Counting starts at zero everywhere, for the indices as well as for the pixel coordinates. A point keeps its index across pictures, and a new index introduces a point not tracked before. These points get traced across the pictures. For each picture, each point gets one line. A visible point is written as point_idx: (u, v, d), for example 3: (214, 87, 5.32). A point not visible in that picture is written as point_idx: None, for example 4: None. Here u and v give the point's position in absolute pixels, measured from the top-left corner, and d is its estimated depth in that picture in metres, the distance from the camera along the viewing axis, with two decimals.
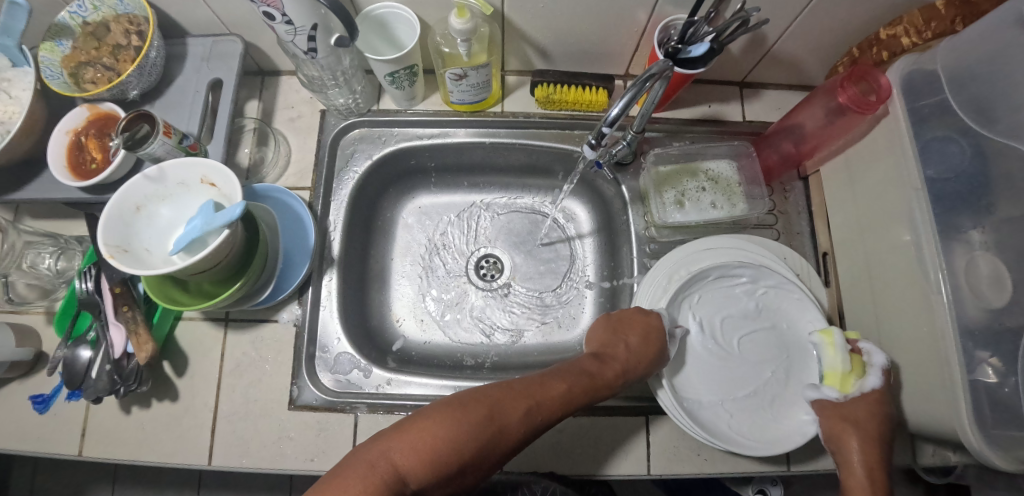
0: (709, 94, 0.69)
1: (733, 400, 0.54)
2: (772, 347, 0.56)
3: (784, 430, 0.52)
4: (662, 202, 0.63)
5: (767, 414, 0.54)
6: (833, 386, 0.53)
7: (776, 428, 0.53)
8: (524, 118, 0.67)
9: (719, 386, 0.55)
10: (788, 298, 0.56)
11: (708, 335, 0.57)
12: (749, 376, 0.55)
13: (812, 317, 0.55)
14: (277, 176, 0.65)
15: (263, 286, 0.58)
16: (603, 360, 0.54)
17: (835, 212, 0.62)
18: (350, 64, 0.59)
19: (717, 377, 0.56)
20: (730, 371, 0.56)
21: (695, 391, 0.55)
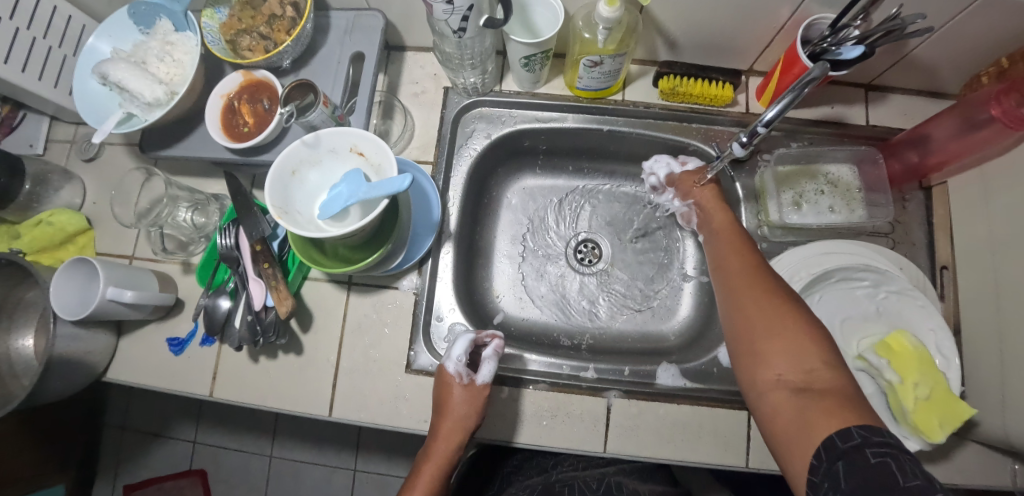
0: (834, 94, 0.68)
1: None
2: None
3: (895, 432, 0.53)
4: (779, 202, 0.63)
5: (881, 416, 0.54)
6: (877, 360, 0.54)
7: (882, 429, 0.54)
8: (643, 107, 0.67)
9: None
10: (909, 305, 0.56)
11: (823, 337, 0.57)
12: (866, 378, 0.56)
13: (935, 326, 0.55)
14: (401, 149, 0.67)
15: (394, 254, 0.61)
16: (429, 447, 0.58)
17: (964, 226, 0.61)
18: (486, 46, 0.61)
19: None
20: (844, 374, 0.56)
21: None
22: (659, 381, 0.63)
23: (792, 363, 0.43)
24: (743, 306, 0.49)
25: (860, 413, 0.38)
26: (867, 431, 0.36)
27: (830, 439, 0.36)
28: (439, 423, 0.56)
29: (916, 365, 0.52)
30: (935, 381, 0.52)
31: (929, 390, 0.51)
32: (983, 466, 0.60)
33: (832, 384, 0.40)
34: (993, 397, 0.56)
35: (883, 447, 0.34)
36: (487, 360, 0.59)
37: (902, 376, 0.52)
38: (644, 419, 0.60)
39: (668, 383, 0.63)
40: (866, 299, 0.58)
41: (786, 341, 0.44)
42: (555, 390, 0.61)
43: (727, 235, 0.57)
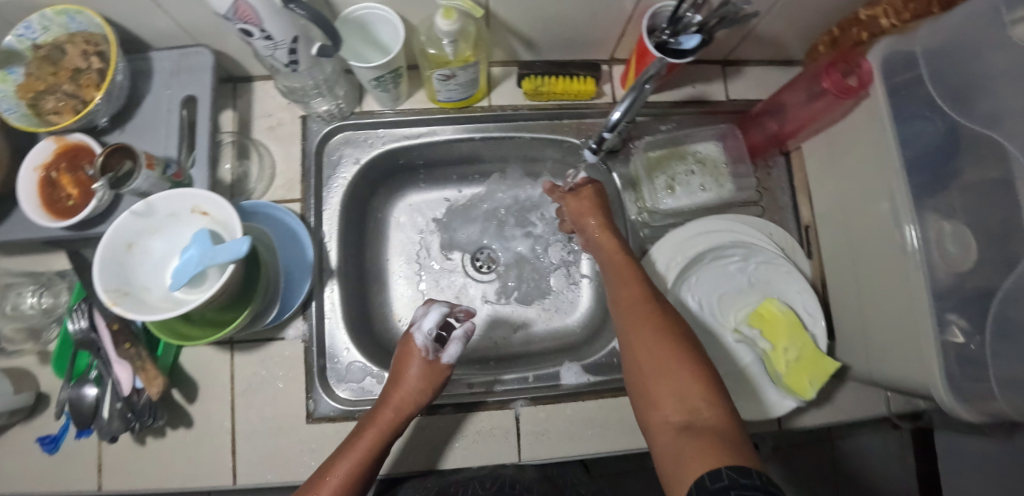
0: (693, 75, 0.69)
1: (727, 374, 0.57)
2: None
3: (776, 394, 0.56)
4: (653, 188, 0.64)
5: (762, 380, 0.57)
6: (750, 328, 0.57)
7: (760, 398, 0.56)
8: (512, 111, 0.66)
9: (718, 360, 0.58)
10: (777, 272, 0.60)
11: (706, 317, 0.59)
12: (746, 347, 0.58)
13: (801, 289, 0.59)
14: (264, 191, 0.63)
15: (268, 309, 0.58)
16: (375, 415, 0.54)
17: (819, 187, 0.65)
18: (332, 70, 0.57)
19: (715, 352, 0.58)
20: (725, 348, 0.59)
21: None
22: (563, 382, 0.64)
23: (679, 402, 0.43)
24: (634, 336, 0.49)
25: (732, 446, 0.38)
26: (736, 471, 0.35)
27: (702, 476, 0.36)
28: (391, 396, 0.55)
29: (784, 331, 0.55)
30: (801, 343, 0.55)
31: (797, 351, 0.54)
32: (863, 402, 0.66)
33: (712, 422, 0.40)
34: (857, 342, 0.61)
35: (749, 489, 0.33)
36: (454, 340, 0.59)
37: (773, 343, 0.56)
38: (553, 423, 0.61)
39: (572, 382, 0.64)
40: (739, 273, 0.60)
41: (670, 377, 0.44)
42: (461, 411, 0.61)
43: (615, 255, 0.57)
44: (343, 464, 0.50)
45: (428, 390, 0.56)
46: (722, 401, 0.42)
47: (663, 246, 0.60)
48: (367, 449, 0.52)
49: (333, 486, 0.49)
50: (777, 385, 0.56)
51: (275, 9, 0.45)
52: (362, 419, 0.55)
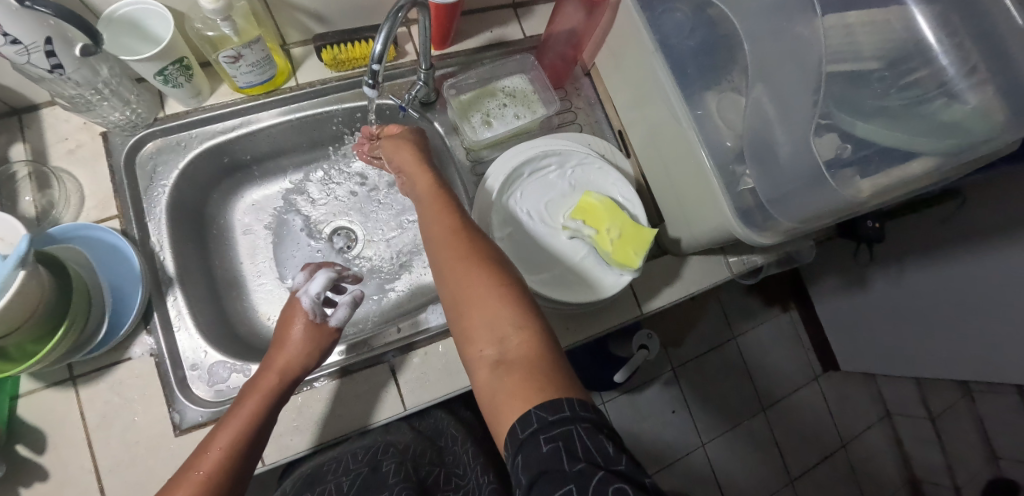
0: (488, 21, 0.74)
1: (571, 268, 0.62)
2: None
3: (612, 275, 0.61)
4: (471, 126, 0.69)
5: (598, 266, 0.62)
6: (576, 219, 0.62)
7: (597, 282, 0.61)
8: (320, 84, 0.68)
9: (557, 260, 0.62)
10: (591, 171, 0.65)
11: (539, 224, 0.63)
12: (580, 243, 0.63)
13: (615, 179, 0.64)
14: (76, 216, 0.60)
15: (96, 329, 0.56)
16: (257, 383, 0.53)
17: (617, 93, 0.72)
18: (109, 72, 0.56)
19: (553, 254, 0.62)
20: (562, 247, 0.63)
21: (533, 272, 0.61)
22: (431, 323, 0.67)
23: (495, 339, 0.43)
24: (454, 281, 0.48)
25: (537, 371, 0.40)
26: (546, 410, 0.36)
27: (514, 426, 0.37)
28: (275, 362, 0.55)
29: (604, 215, 0.60)
30: (620, 221, 0.59)
31: (618, 229, 0.59)
32: (706, 270, 0.74)
33: (519, 347, 0.42)
34: (679, 217, 0.68)
35: (555, 429, 0.35)
36: (342, 305, 0.61)
37: (596, 227, 0.60)
38: (431, 363, 0.63)
39: (439, 321, 0.67)
40: (559, 180, 0.65)
41: (486, 317, 0.44)
42: (336, 377, 0.61)
43: (434, 210, 0.55)
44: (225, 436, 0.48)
45: (313, 352, 0.57)
46: (531, 322, 0.44)
47: (493, 168, 0.64)
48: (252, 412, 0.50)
49: (218, 457, 0.46)
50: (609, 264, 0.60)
51: (14, 12, 0.44)
52: (241, 392, 0.52)
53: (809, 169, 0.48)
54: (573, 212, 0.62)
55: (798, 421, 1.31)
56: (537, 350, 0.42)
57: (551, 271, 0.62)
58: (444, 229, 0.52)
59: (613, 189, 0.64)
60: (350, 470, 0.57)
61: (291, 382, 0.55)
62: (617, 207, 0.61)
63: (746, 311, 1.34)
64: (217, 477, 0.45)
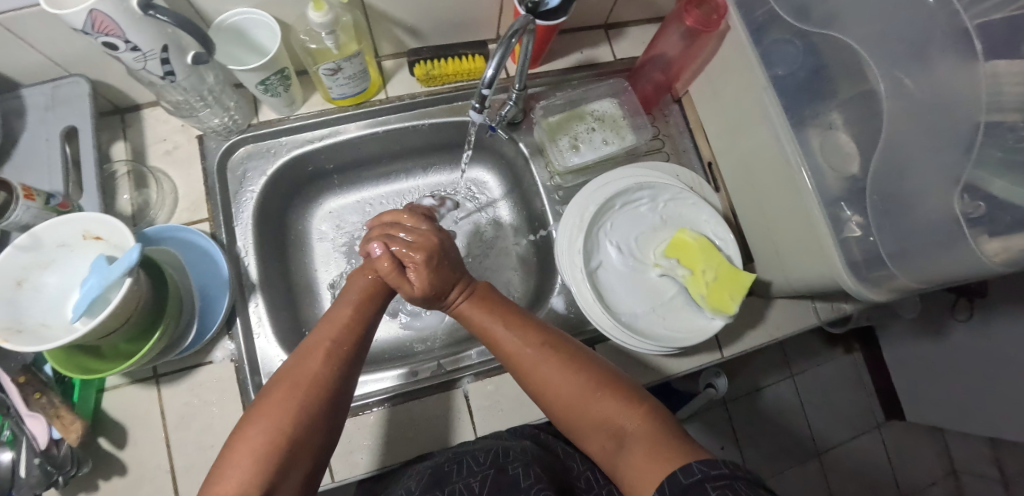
0: (579, 41, 0.74)
1: (662, 306, 0.59)
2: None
3: (701, 319, 0.58)
4: (559, 150, 0.67)
5: (685, 307, 0.59)
6: (671, 258, 0.59)
7: (692, 321, 0.58)
8: (409, 99, 0.67)
9: (647, 299, 0.59)
10: (684, 205, 0.62)
11: (627, 259, 0.61)
12: (669, 281, 0.60)
13: (709, 216, 0.61)
14: (168, 216, 0.61)
15: (185, 332, 0.56)
16: (353, 280, 0.54)
17: (709, 123, 0.69)
18: (214, 81, 0.56)
19: (641, 291, 0.60)
20: (649, 284, 0.60)
21: (625, 308, 0.59)
22: None
23: (614, 435, 0.42)
24: (535, 384, 0.47)
25: (666, 443, 0.39)
26: (705, 464, 0.35)
27: (674, 472, 0.36)
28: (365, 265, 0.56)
29: (699, 254, 0.57)
30: (715, 262, 0.57)
31: (714, 271, 0.56)
32: (793, 314, 0.69)
33: (635, 425, 0.41)
34: (774, 260, 0.64)
35: (718, 480, 0.33)
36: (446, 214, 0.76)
37: (691, 268, 0.58)
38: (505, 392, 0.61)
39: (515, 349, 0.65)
40: (650, 213, 0.62)
41: (598, 415, 0.43)
42: (410, 399, 0.60)
43: (489, 318, 0.52)
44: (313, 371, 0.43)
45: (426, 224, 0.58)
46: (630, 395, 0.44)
47: (579, 196, 0.63)
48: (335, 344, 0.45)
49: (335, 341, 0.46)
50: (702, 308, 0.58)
51: (136, 19, 0.44)
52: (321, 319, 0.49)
53: (950, 226, 0.44)
54: (668, 250, 0.60)
55: (856, 472, 1.23)
56: (655, 422, 0.41)
57: (638, 309, 0.59)
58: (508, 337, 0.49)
59: (707, 227, 0.61)
60: (477, 472, 0.48)
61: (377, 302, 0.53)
62: (715, 248, 0.58)
63: (806, 350, 1.28)
64: (303, 410, 0.40)
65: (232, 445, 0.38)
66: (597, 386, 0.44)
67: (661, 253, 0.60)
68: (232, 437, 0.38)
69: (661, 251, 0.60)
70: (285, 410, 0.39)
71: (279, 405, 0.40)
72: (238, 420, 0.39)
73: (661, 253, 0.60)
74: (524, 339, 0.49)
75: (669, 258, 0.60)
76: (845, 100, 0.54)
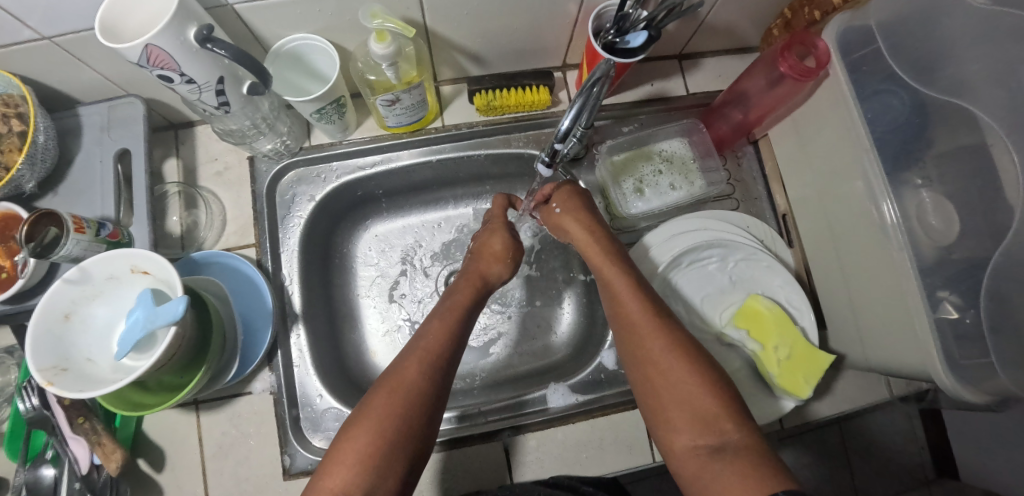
0: (650, 73, 0.69)
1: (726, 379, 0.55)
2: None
3: (768, 396, 0.54)
4: (622, 193, 0.63)
5: (753, 380, 0.55)
6: (738, 329, 0.55)
7: (762, 397, 0.54)
8: (467, 128, 0.64)
9: None
10: (758, 267, 0.57)
11: (691, 321, 0.58)
12: (735, 349, 0.57)
13: (784, 281, 0.57)
14: (216, 239, 0.60)
15: (229, 364, 0.54)
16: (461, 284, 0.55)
17: (790, 173, 0.64)
18: (269, 107, 0.54)
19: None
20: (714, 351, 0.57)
21: None
22: (550, 405, 0.61)
23: (696, 426, 0.41)
24: (643, 359, 0.46)
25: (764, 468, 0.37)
26: None
27: None
28: (479, 266, 0.58)
29: (771, 328, 0.53)
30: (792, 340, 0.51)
31: (787, 350, 0.52)
32: (865, 385, 0.64)
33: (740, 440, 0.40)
34: (852, 332, 0.58)
35: None
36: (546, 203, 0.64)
37: (762, 342, 0.53)
38: (545, 449, 0.58)
39: (560, 404, 0.61)
40: (718, 273, 0.58)
41: (683, 420, 0.42)
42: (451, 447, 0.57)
43: (618, 277, 0.51)
44: (392, 405, 0.42)
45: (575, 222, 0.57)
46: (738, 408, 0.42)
47: (641, 247, 0.59)
48: (439, 342, 0.47)
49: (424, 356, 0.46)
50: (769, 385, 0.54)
51: (192, 53, 0.42)
52: (449, 288, 0.56)
53: None
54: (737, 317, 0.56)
55: None
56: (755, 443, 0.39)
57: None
58: (637, 306, 0.48)
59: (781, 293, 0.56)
60: None
61: (484, 291, 0.56)
62: (792, 322, 0.53)
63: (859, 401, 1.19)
64: (390, 423, 0.41)
65: (375, 392, 0.43)
66: (715, 386, 0.43)
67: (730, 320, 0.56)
68: (346, 424, 0.42)
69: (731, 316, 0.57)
70: (394, 403, 0.42)
71: (398, 377, 0.44)
72: (376, 380, 0.45)
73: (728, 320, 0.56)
74: (649, 308, 0.48)
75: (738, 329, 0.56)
76: (945, 155, 0.49)
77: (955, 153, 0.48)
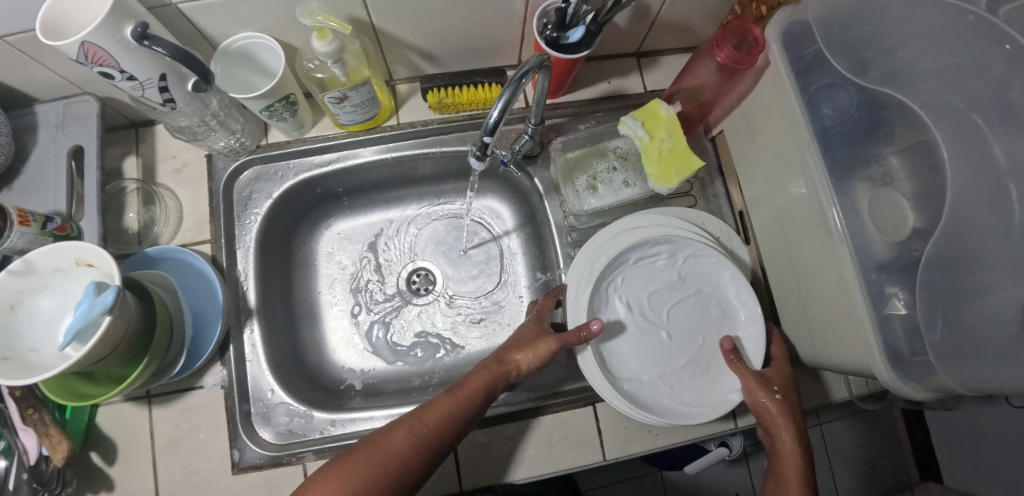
0: (607, 70, 0.69)
1: (672, 373, 0.56)
2: (698, 313, 0.58)
3: (712, 394, 0.55)
4: (574, 190, 0.63)
5: (696, 375, 0.56)
6: (645, 134, 0.59)
7: (712, 390, 0.55)
8: (422, 126, 0.65)
9: (658, 363, 0.56)
10: (706, 262, 0.57)
11: (639, 319, 0.58)
12: (682, 346, 0.57)
13: (732, 276, 0.56)
14: (172, 235, 0.61)
15: (175, 360, 0.55)
16: (469, 376, 0.54)
17: (743, 170, 0.63)
18: (219, 104, 0.55)
19: (650, 356, 0.57)
20: (661, 348, 0.57)
21: (635, 372, 0.56)
22: (502, 401, 0.61)
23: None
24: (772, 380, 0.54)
25: None
26: None
27: None
28: (509, 354, 0.56)
29: (662, 124, 0.59)
30: (676, 136, 0.59)
31: (671, 141, 0.59)
32: (825, 385, 0.62)
33: None
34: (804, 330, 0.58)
35: None
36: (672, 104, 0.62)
37: (651, 133, 0.59)
38: (492, 447, 0.57)
39: (511, 401, 0.61)
40: (667, 269, 0.58)
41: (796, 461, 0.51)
42: None
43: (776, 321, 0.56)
44: (359, 473, 0.45)
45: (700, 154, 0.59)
46: None
47: (595, 239, 0.59)
48: (388, 447, 0.47)
49: (377, 460, 0.46)
50: (652, 171, 0.59)
51: (129, 49, 0.43)
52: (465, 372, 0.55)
53: None
54: (635, 122, 0.60)
55: None
56: None
57: (645, 374, 0.56)
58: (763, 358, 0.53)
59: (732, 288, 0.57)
60: None
61: (501, 382, 0.55)
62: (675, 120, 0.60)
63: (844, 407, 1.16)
64: None
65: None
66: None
67: (631, 126, 0.60)
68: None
69: (631, 123, 0.60)
70: (359, 474, 0.45)
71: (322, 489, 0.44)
72: (358, 441, 0.48)
73: (635, 128, 0.60)
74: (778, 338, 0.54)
75: (638, 123, 0.60)
76: (907, 149, 0.49)
77: (913, 146, 0.48)
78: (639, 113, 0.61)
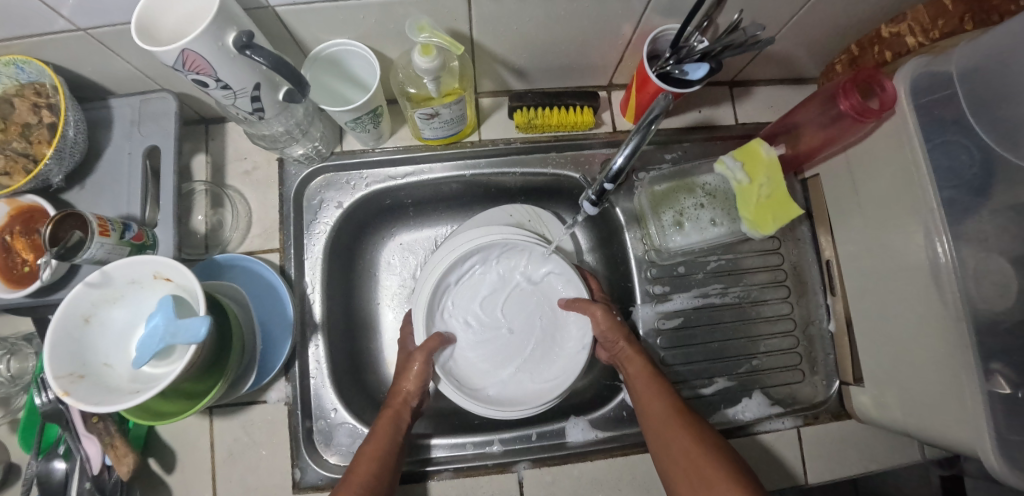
0: (698, 98, 0.65)
1: (525, 362, 0.59)
2: (534, 305, 0.62)
3: (560, 366, 0.58)
4: (659, 225, 0.61)
5: (547, 353, 0.60)
6: (743, 177, 0.56)
7: (553, 367, 0.58)
8: (504, 145, 0.62)
9: (509, 353, 0.60)
10: (510, 261, 0.61)
11: (476, 327, 0.61)
12: (527, 337, 0.61)
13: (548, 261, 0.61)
14: (240, 240, 0.59)
15: (245, 376, 0.53)
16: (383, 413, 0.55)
17: (839, 220, 0.60)
18: (304, 113, 0.52)
19: (501, 351, 0.60)
20: (506, 342, 0.61)
21: (489, 374, 0.58)
22: (569, 440, 0.59)
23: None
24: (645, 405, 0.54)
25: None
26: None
27: None
28: (395, 396, 0.57)
29: (763, 168, 0.55)
30: (776, 182, 0.55)
31: (770, 188, 0.55)
32: (904, 447, 0.60)
33: None
34: (889, 393, 0.55)
35: None
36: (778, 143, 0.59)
37: (750, 177, 0.56)
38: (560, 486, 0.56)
39: (579, 439, 0.59)
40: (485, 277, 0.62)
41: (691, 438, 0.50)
42: (461, 474, 0.56)
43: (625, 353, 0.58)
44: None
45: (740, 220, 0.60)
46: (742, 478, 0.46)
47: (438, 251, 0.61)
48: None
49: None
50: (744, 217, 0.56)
51: (229, 57, 0.40)
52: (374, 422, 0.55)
53: None
54: (734, 163, 0.57)
55: None
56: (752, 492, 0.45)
57: (483, 361, 0.60)
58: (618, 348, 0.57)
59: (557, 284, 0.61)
60: None
61: (405, 413, 0.56)
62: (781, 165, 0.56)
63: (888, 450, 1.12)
64: None
65: None
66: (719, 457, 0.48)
67: (730, 167, 0.57)
68: None
69: (731, 163, 0.57)
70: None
71: None
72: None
73: (733, 170, 0.57)
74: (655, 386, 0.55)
75: (737, 165, 0.56)
76: None
77: None
78: (740, 153, 0.57)
